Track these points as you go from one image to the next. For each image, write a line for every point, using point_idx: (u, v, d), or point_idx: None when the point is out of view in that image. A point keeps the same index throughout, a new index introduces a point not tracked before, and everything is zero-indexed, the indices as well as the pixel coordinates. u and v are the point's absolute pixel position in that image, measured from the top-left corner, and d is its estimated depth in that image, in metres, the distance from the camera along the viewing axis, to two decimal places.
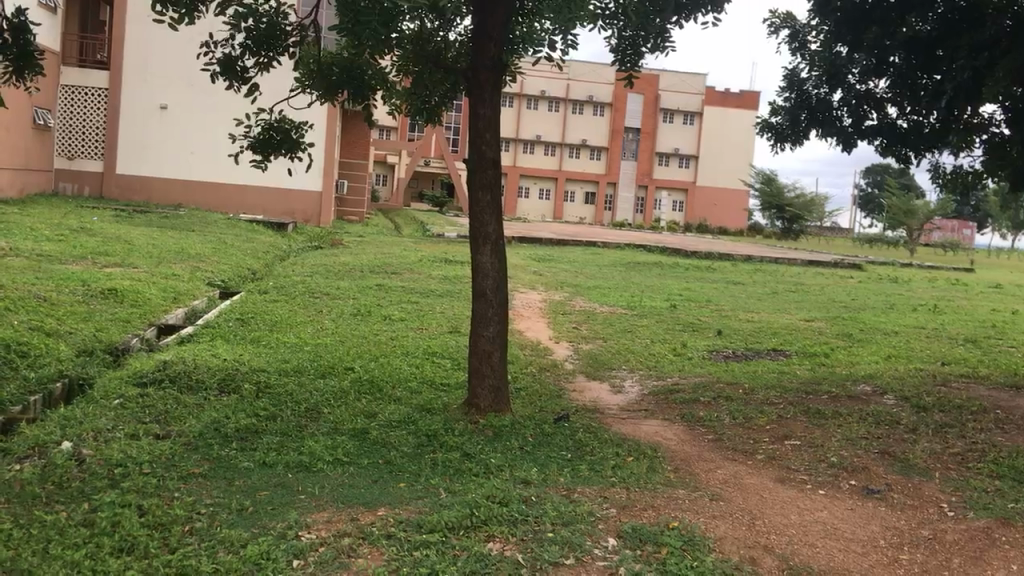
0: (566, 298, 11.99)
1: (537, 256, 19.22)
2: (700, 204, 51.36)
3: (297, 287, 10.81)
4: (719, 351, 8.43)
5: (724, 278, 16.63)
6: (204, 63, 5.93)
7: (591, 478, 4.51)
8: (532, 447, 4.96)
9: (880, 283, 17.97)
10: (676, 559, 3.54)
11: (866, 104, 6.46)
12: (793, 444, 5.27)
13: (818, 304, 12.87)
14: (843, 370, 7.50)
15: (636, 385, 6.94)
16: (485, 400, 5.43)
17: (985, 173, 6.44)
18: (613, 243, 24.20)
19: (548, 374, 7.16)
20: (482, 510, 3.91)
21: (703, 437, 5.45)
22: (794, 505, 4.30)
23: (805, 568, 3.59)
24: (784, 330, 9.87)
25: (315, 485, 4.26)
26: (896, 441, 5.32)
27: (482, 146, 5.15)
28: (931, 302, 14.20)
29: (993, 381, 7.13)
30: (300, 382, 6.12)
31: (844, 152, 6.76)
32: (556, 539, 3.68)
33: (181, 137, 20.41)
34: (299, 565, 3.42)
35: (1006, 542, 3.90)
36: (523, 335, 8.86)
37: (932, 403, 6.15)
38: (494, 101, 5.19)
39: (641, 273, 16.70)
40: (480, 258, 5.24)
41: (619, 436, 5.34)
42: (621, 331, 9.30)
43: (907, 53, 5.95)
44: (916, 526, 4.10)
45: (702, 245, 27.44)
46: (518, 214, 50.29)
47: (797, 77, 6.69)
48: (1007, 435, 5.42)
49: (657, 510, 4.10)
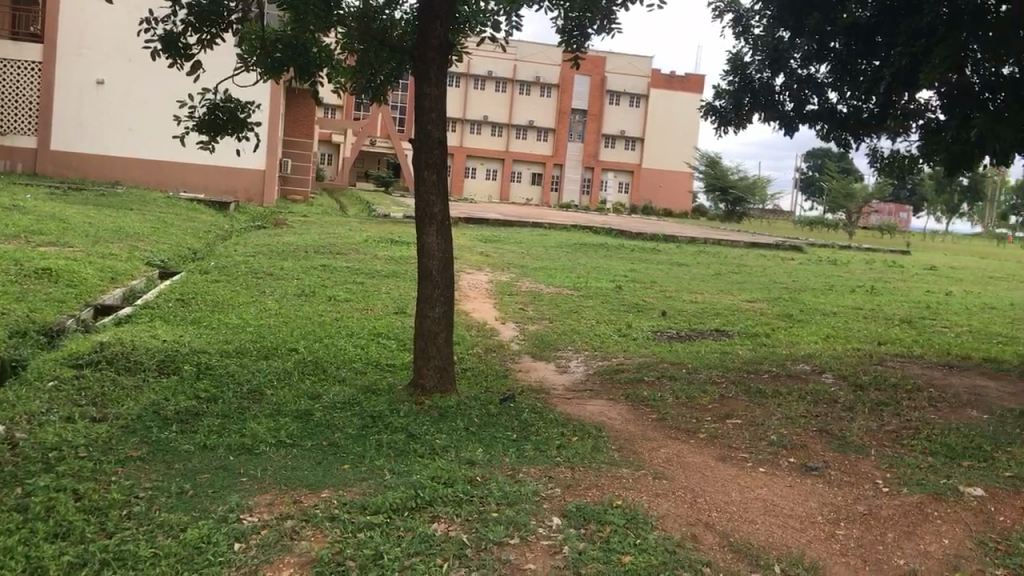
0: (513, 279, 11.99)
1: (484, 236, 19.20)
2: (646, 185, 51.70)
3: (240, 267, 10.63)
4: (663, 331, 8.54)
5: (668, 260, 16.79)
6: (144, 39, 5.72)
7: (536, 457, 4.54)
8: (478, 428, 4.95)
9: (819, 264, 18.30)
10: (619, 537, 3.60)
11: (807, 89, 6.56)
12: (734, 423, 5.35)
13: (761, 285, 13.08)
14: (784, 350, 7.65)
15: (581, 365, 6.99)
16: (430, 381, 5.41)
17: (920, 157, 6.59)
18: (558, 223, 24.28)
19: (494, 354, 7.15)
20: (428, 491, 3.92)
21: (648, 416, 5.51)
22: (735, 482, 4.39)
23: (744, 544, 3.67)
24: (726, 311, 10.01)
25: (257, 467, 4.22)
26: (834, 418, 5.44)
27: (428, 126, 5.07)
28: (869, 284, 14.53)
29: (926, 360, 7.32)
30: (242, 364, 6.03)
31: (787, 136, 6.85)
32: (501, 519, 3.70)
33: (121, 116, 19.88)
34: (241, 548, 3.40)
35: (938, 518, 4.03)
36: (469, 316, 8.85)
37: (868, 381, 6.31)
38: (440, 80, 5.11)
39: (587, 253, 16.81)
40: (426, 240, 5.19)
41: (564, 416, 5.36)
42: (567, 311, 9.38)
43: (848, 38, 6.03)
44: (853, 502, 4.21)
45: (649, 227, 27.56)
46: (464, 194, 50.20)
47: (741, 60, 6.74)
48: (941, 413, 5.56)
49: (601, 489, 4.15)
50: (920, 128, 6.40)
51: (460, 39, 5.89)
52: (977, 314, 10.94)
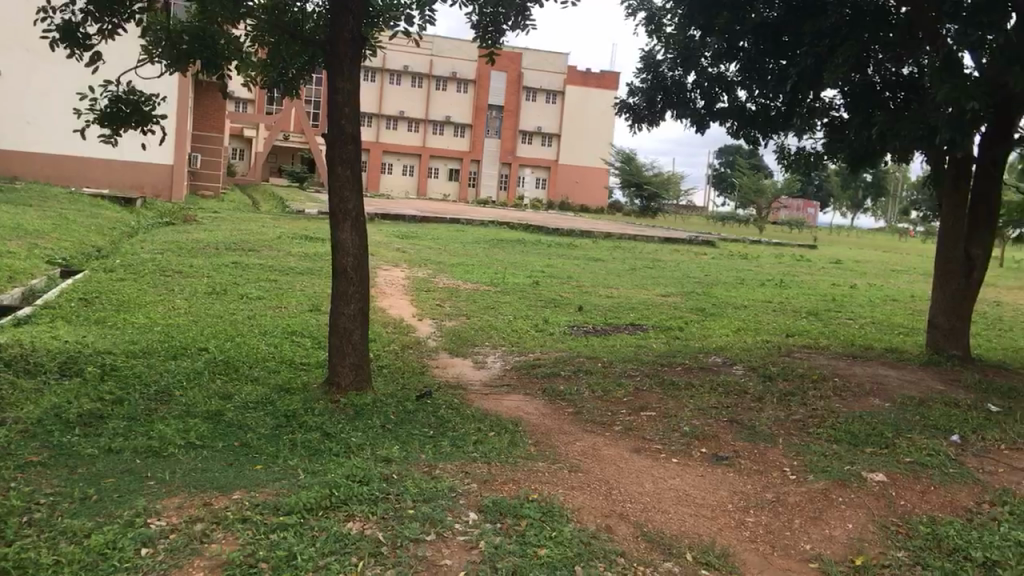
0: (429, 275, 11.95)
1: (402, 232, 19.10)
2: (562, 181, 52.21)
3: (147, 265, 10.33)
4: (580, 326, 8.63)
5: (585, 255, 16.98)
6: (41, 28, 5.50)
7: (452, 454, 4.54)
8: (395, 425, 4.93)
9: (731, 259, 18.76)
10: (534, 530, 3.63)
11: (718, 87, 6.70)
12: (648, 415, 5.45)
13: (674, 279, 13.32)
14: (696, 342, 7.81)
15: (498, 360, 7.02)
16: (346, 379, 5.36)
17: (826, 154, 6.80)
18: (476, 219, 24.31)
19: (411, 351, 7.12)
20: (342, 490, 3.87)
21: (564, 410, 5.57)
22: (649, 473, 4.47)
23: (657, 535, 3.74)
24: (641, 305, 10.17)
25: (165, 470, 4.11)
26: (743, 408, 5.59)
27: (342, 121, 5.01)
28: (777, 277, 14.97)
29: (831, 350, 7.57)
30: (150, 365, 5.87)
31: (698, 133, 6.99)
32: (417, 516, 3.69)
33: (19, 108, 19.09)
34: (149, 553, 3.31)
35: (843, 503, 4.17)
36: (386, 313, 8.77)
37: (777, 372, 6.50)
38: (354, 74, 5.05)
39: (504, 249, 16.88)
40: (340, 236, 5.13)
41: (481, 412, 5.38)
42: (485, 307, 9.40)
43: (756, 38, 6.18)
44: (761, 490, 4.33)
45: (567, 222, 27.83)
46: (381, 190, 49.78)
47: (653, 58, 6.84)
48: (845, 401, 5.76)
49: (517, 483, 4.18)
50: (825, 127, 6.61)
51: (373, 33, 5.83)
52: (879, 306, 11.36)
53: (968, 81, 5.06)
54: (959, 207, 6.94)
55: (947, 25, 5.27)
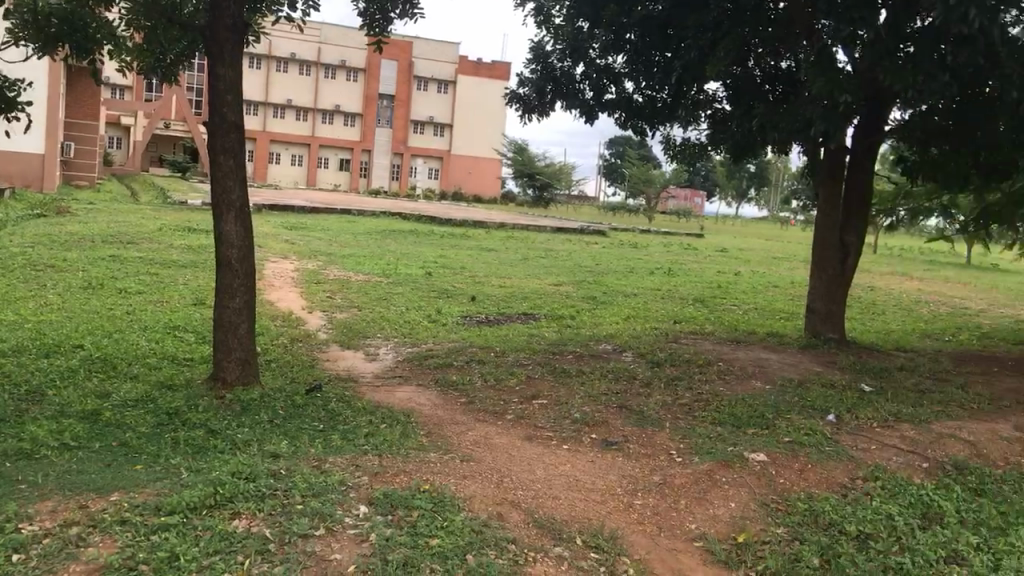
0: (319, 267, 11.77)
1: (291, 223, 18.73)
2: (454, 171, 52.18)
3: (16, 259, 9.83)
4: (473, 316, 8.64)
5: (478, 245, 17.02)
6: None
7: (343, 447, 4.48)
8: (284, 420, 4.84)
9: (621, 248, 19.11)
10: (426, 521, 3.62)
11: (606, 78, 6.81)
12: (540, 403, 5.50)
13: (566, 269, 13.47)
14: (587, 331, 7.93)
15: (390, 352, 6.97)
16: (231, 373, 5.24)
17: (710, 145, 6.99)
18: (368, 209, 24.04)
19: (300, 345, 6.99)
20: (227, 488, 3.77)
21: (456, 400, 5.57)
22: (540, 461, 4.51)
23: (548, 521, 3.78)
24: (533, 294, 10.27)
25: (37, 473, 3.92)
26: (632, 394, 5.71)
27: (223, 109, 4.87)
28: (665, 266, 15.33)
29: (717, 336, 7.81)
30: (20, 364, 5.59)
31: (587, 124, 7.08)
32: (305, 511, 3.63)
33: None
34: (20, 560, 3.16)
35: (726, 483, 4.31)
36: (274, 306, 8.59)
37: (664, 358, 6.65)
38: (235, 61, 4.92)
39: (396, 240, 16.76)
40: (223, 227, 4.99)
41: (373, 404, 5.33)
42: (377, 298, 9.32)
43: (642, 31, 6.30)
44: (649, 473, 4.43)
45: (461, 213, 27.80)
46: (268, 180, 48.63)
47: (542, 49, 6.89)
48: (729, 384, 5.96)
49: (408, 475, 4.16)
50: (709, 118, 6.79)
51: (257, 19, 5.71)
52: (761, 292, 11.77)
53: (840, 74, 5.28)
54: (834, 197, 7.23)
55: (822, 20, 5.48)
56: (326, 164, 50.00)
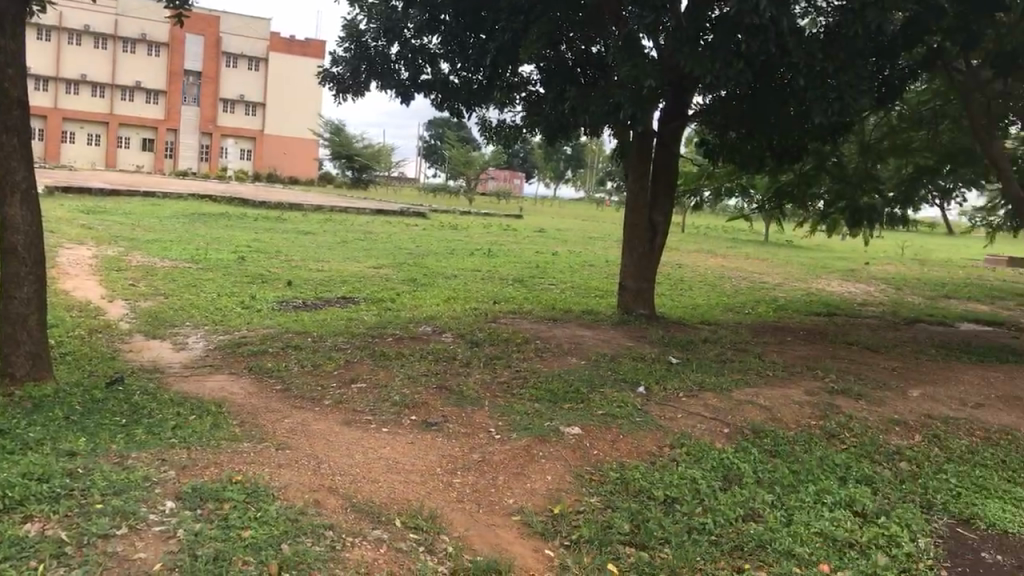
0: (121, 253, 11.11)
1: (90, 207, 17.58)
2: (268, 152, 50.60)
3: None
4: (289, 301, 8.43)
5: (294, 228, 16.61)
6: None
7: (148, 441, 4.26)
8: (82, 415, 4.55)
9: (442, 229, 19.18)
10: (238, 513, 3.50)
11: (421, 59, 6.77)
12: (359, 387, 5.44)
13: (386, 251, 13.35)
14: (407, 313, 7.91)
15: (200, 340, 6.69)
16: (21, 369, 4.87)
17: (525, 127, 7.11)
18: (177, 192, 22.91)
19: (100, 336, 6.58)
20: (17, 490, 3.50)
21: (271, 387, 5.42)
22: (359, 445, 4.46)
23: (366, 505, 3.75)
24: (351, 278, 10.13)
25: None
26: (451, 373, 5.76)
27: (5, 83, 4.47)
28: (484, 247, 15.51)
29: (535, 314, 7.99)
30: None
31: (404, 104, 7.02)
32: (106, 510, 3.41)
33: None
34: None
35: (543, 457, 4.42)
36: (69, 295, 8.04)
37: (483, 337, 6.74)
38: (18, 33, 4.54)
39: (207, 224, 16.08)
40: (7, 211, 4.59)
41: (181, 395, 5.10)
42: (185, 285, 8.91)
43: (457, 12, 6.30)
44: (468, 451, 4.47)
45: (280, 195, 27.02)
46: (63, 160, 45.59)
47: (355, 28, 6.76)
48: (546, 361, 6.12)
49: (220, 466, 4.01)
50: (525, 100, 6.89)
51: None
52: (577, 271, 12.12)
53: (646, 60, 5.48)
54: (643, 176, 7.52)
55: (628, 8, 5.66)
56: (128, 143, 47.20)
